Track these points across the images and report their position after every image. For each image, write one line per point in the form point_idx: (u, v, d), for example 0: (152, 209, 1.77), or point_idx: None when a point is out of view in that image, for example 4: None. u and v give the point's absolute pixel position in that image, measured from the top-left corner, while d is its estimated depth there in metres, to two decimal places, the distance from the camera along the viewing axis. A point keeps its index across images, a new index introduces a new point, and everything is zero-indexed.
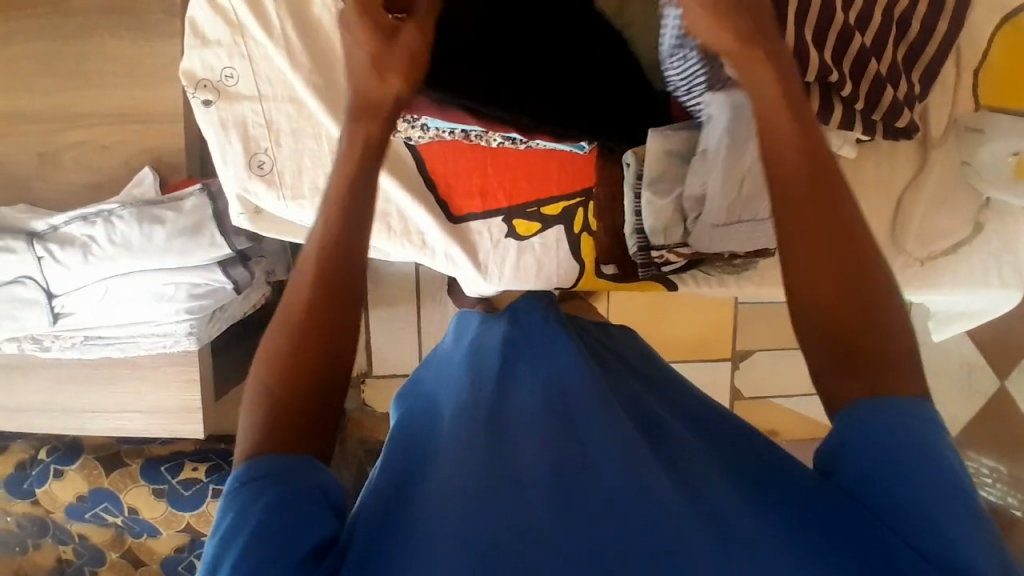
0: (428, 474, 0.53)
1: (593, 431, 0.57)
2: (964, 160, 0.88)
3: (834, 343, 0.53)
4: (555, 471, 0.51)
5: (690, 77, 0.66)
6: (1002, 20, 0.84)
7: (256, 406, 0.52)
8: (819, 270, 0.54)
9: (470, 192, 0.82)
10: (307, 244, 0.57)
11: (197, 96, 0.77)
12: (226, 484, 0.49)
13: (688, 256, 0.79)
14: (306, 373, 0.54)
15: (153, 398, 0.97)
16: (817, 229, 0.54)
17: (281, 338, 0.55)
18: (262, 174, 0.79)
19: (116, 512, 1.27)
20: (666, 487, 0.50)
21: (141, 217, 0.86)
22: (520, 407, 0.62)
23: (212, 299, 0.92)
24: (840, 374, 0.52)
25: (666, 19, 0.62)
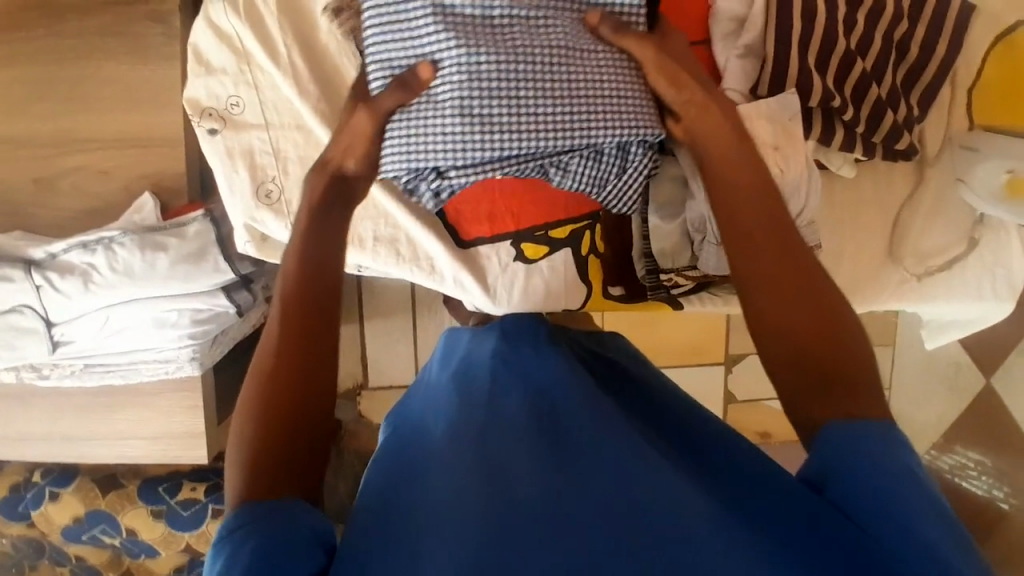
0: (426, 492, 0.54)
1: (582, 448, 0.57)
2: (959, 177, 0.91)
3: (810, 374, 0.55)
4: (550, 487, 0.52)
5: (583, 181, 0.67)
6: (996, 39, 0.89)
7: (241, 447, 0.52)
8: (783, 301, 0.57)
9: (479, 217, 0.81)
10: (275, 287, 0.57)
11: (202, 124, 0.76)
12: (216, 534, 0.47)
13: (696, 278, 0.81)
14: (288, 409, 0.53)
15: (157, 425, 0.96)
16: (783, 278, 0.57)
17: (257, 384, 0.54)
18: (270, 203, 0.77)
19: (114, 533, 1.25)
20: (661, 496, 0.51)
21: (143, 244, 0.84)
22: (516, 423, 0.62)
23: (215, 324, 0.91)
24: (808, 399, 0.55)
25: (532, 94, 0.60)
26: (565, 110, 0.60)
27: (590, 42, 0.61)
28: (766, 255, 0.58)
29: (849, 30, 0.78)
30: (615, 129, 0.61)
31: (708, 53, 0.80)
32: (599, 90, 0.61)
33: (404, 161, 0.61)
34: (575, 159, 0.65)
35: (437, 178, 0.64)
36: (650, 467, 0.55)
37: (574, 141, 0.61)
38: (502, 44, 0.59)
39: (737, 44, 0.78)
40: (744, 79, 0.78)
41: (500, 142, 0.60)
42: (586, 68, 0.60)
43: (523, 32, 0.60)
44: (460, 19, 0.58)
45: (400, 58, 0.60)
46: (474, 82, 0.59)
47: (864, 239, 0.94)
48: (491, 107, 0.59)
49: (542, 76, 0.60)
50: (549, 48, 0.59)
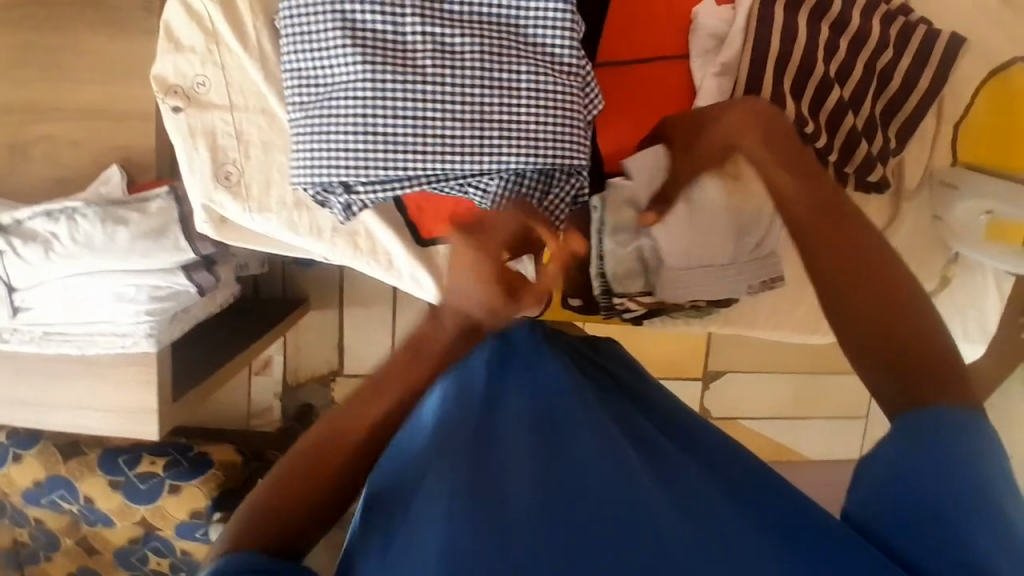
0: (416, 475, 0.55)
1: (586, 433, 0.58)
2: (936, 214, 0.90)
3: (904, 371, 0.53)
4: (540, 483, 0.53)
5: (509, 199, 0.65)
6: (989, 75, 0.88)
7: (255, 508, 0.55)
8: (866, 309, 0.55)
9: (440, 216, 0.79)
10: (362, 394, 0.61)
11: (165, 102, 0.75)
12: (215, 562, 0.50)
13: (649, 304, 0.84)
14: (309, 481, 0.57)
15: (109, 396, 0.93)
16: (866, 288, 0.56)
17: (292, 462, 0.58)
18: (229, 185, 0.76)
19: (71, 500, 1.25)
20: (656, 504, 0.54)
21: (104, 217, 0.84)
22: (503, 410, 0.60)
23: (174, 301, 0.91)
24: (899, 391, 0.53)
25: (444, 116, 0.59)
26: (479, 134, 0.60)
27: (510, 63, 0.59)
28: (838, 280, 0.57)
29: (830, 58, 0.76)
30: (534, 155, 0.61)
31: (685, 72, 0.79)
32: (517, 115, 0.60)
33: (311, 176, 0.60)
34: (497, 179, 0.64)
35: (345, 193, 0.62)
36: (644, 476, 0.56)
37: (485, 164, 0.61)
38: (409, 61, 0.58)
39: (715, 62, 0.77)
40: (718, 96, 0.76)
41: (408, 161, 0.60)
42: (504, 92, 0.59)
43: (437, 51, 0.58)
44: (367, 35, 0.57)
45: (306, 67, 0.59)
46: (383, 103, 0.58)
47: None
48: (400, 126, 0.58)
49: (455, 99, 0.59)
50: (463, 69, 0.58)
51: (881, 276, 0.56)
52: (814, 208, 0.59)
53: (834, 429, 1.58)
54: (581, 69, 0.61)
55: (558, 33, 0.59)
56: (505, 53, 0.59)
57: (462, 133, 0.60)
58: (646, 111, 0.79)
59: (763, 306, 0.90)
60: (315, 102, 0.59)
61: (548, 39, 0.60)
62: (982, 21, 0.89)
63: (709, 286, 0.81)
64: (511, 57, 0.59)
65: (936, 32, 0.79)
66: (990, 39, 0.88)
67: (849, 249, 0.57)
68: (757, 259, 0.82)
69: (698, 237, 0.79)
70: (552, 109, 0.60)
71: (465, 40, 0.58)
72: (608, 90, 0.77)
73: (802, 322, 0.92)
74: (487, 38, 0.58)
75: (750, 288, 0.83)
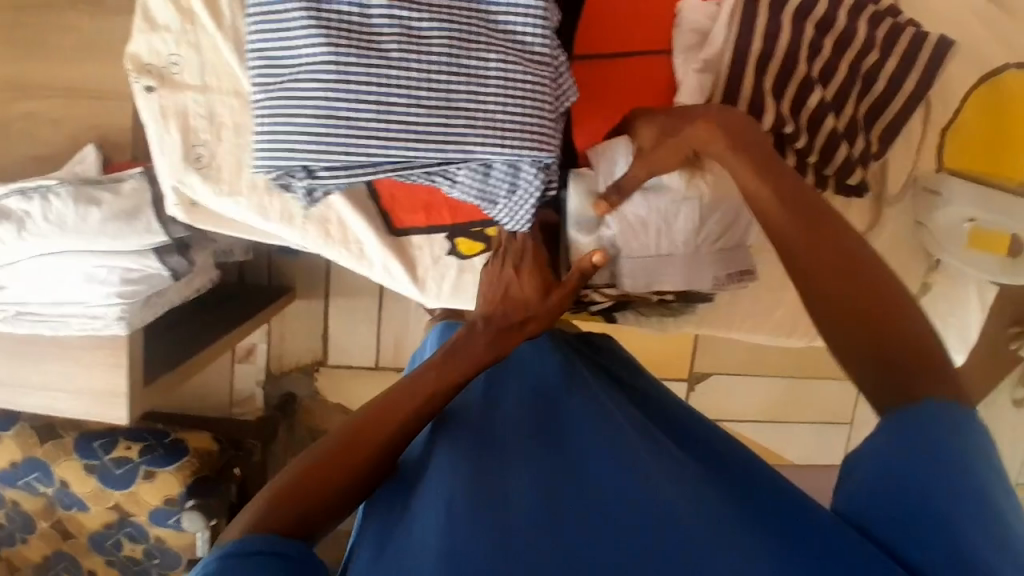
0: (428, 490, 0.58)
1: (587, 433, 0.61)
2: (918, 220, 0.89)
3: (891, 371, 0.53)
4: (542, 485, 0.55)
5: (477, 189, 0.64)
6: (977, 82, 0.87)
7: (272, 490, 0.58)
8: (849, 314, 0.56)
9: (414, 206, 0.79)
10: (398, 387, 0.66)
11: (139, 80, 0.74)
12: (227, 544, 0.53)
13: (614, 296, 0.85)
14: (328, 469, 0.60)
15: (79, 379, 0.93)
16: (845, 288, 0.56)
17: (316, 450, 0.61)
18: (199, 167, 0.75)
19: (47, 483, 1.23)
20: (658, 489, 0.55)
21: (77, 197, 0.83)
22: (511, 424, 0.63)
23: (146, 285, 0.90)
24: (890, 387, 0.53)
25: (410, 102, 0.58)
26: (445, 122, 0.59)
27: (479, 51, 0.58)
28: (834, 286, 0.56)
29: (812, 58, 0.75)
30: (502, 146, 0.60)
31: (666, 65, 0.78)
32: (485, 105, 0.59)
33: (274, 159, 0.59)
34: (465, 169, 0.63)
35: (307, 177, 0.61)
36: (646, 466, 0.58)
37: (452, 153, 0.60)
38: (375, 45, 0.56)
39: (698, 58, 0.76)
40: (699, 93, 0.76)
41: (373, 148, 0.59)
42: (472, 81, 0.58)
43: (405, 35, 0.57)
44: (332, 18, 0.56)
45: (273, 49, 0.58)
46: (347, 87, 0.56)
47: None
48: (364, 113, 0.57)
49: (421, 85, 0.58)
50: (430, 56, 0.57)
51: (867, 282, 0.56)
52: (799, 216, 0.59)
53: (819, 434, 1.58)
54: (551, 59, 0.60)
55: (530, 23, 0.58)
56: (474, 41, 0.58)
57: (428, 121, 0.59)
58: (626, 105, 0.78)
59: (740, 306, 0.90)
60: (281, 84, 0.58)
61: (518, 28, 0.59)
62: (975, 25, 0.87)
63: (672, 277, 0.81)
64: (480, 45, 0.58)
65: (925, 35, 0.76)
66: (983, 43, 0.87)
67: (837, 259, 0.57)
68: (720, 254, 0.81)
69: (652, 230, 0.79)
70: (520, 99, 0.59)
71: (433, 26, 0.57)
72: (587, 84, 0.77)
73: (779, 324, 0.91)
74: (457, 24, 0.57)
75: (713, 283, 0.82)
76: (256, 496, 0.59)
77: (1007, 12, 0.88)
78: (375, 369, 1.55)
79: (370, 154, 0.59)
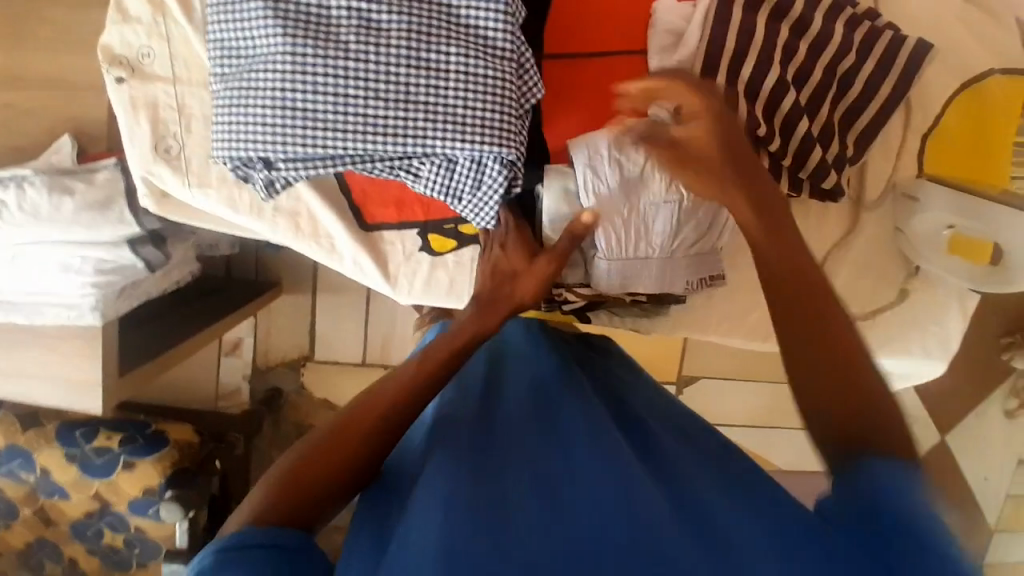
0: (422, 486, 0.56)
1: (589, 441, 0.60)
2: (898, 226, 0.88)
3: (839, 421, 0.53)
4: (540, 489, 0.54)
5: (441, 185, 0.63)
6: (959, 88, 0.86)
7: (270, 483, 0.58)
8: (807, 349, 0.56)
9: (385, 201, 0.79)
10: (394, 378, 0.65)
11: (110, 71, 0.74)
12: (229, 536, 0.52)
13: (587, 296, 0.84)
14: (327, 460, 0.59)
15: (53, 367, 0.92)
16: (807, 322, 0.56)
17: (316, 442, 0.61)
18: (169, 159, 0.75)
19: (29, 471, 1.23)
20: (662, 499, 0.53)
21: (52, 185, 0.82)
22: (510, 429, 0.62)
23: (120, 276, 0.90)
24: (833, 434, 0.54)
25: (368, 96, 0.57)
26: (404, 116, 0.58)
27: (437, 44, 0.57)
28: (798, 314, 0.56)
29: (788, 61, 0.74)
30: (462, 141, 0.59)
31: (643, 67, 0.76)
32: (444, 99, 0.58)
33: (230, 150, 0.59)
34: (427, 164, 0.63)
35: (266, 168, 0.62)
36: (648, 477, 0.56)
37: (412, 148, 0.59)
38: (332, 37, 0.56)
39: (672, 59, 0.74)
40: None
41: (331, 141, 0.58)
42: (431, 75, 0.57)
43: (362, 27, 0.56)
44: (289, 9, 0.56)
45: (232, 41, 0.58)
46: (303, 78, 0.56)
47: None
48: (320, 104, 0.57)
49: (378, 80, 0.57)
50: (388, 49, 0.56)
51: (822, 320, 0.56)
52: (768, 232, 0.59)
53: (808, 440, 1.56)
54: (513, 53, 0.59)
55: (491, 16, 0.57)
56: (432, 34, 0.57)
57: (387, 115, 0.58)
58: (599, 105, 0.76)
59: (714, 307, 0.89)
60: (240, 75, 0.58)
61: (479, 21, 0.58)
62: (959, 31, 0.86)
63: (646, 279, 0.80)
64: (438, 38, 0.57)
65: (903, 37, 0.76)
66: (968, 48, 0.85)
67: (809, 298, 0.57)
68: (695, 259, 0.81)
69: (631, 228, 0.77)
70: (481, 94, 0.58)
71: (391, 18, 0.56)
72: (561, 83, 0.75)
73: (754, 328, 0.90)
74: (415, 17, 0.57)
75: (684, 288, 0.82)
76: (254, 491, 0.58)
77: (993, 18, 0.87)
78: (362, 365, 1.54)
79: (328, 148, 0.58)
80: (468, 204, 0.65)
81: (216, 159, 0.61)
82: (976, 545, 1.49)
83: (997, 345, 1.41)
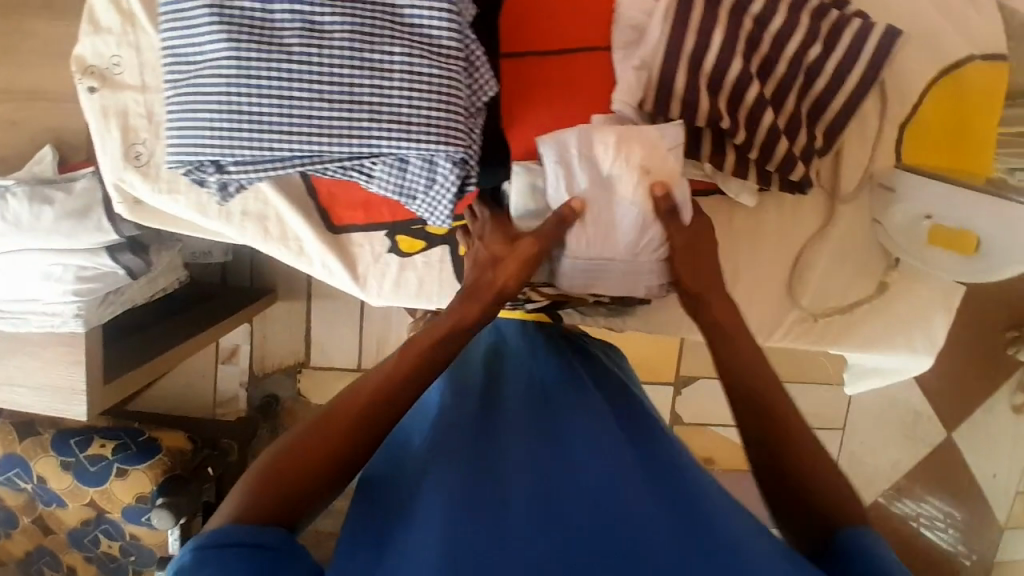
0: (426, 484, 0.60)
1: (581, 446, 0.65)
2: (875, 219, 0.86)
3: (776, 446, 0.66)
4: (539, 489, 0.59)
5: (393, 185, 0.64)
6: (948, 70, 0.83)
7: (247, 483, 0.58)
8: (751, 383, 0.70)
9: (352, 204, 0.79)
10: (372, 376, 0.66)
11: (81, 81, 0.75)
12: (210, 533, 0.53)
13: (553, 295, 0.85)
14: (304, 460, 0.60)
15: (40, 374, 0.94)
16: (749, 373, 0.71)
17: (290, 443, 0.61)
18: (139, 166, 0.77)
19: (26, 479, 1.25)
20: (644, 500, 0.58)
21: (31, 197, 0.84)
22: (509, 434, 0.67)
23: (101, 283, 0.92)
24: (771, 459, 0.66)
25: (314, 98, 0.58)
26: (350, 117, 0.59)
27: (381, 44, 0.57)
28: (744, 367, 0.71)
29: (751, 53, 0.73)
30: (408, 141, 0.59)
31: (608, 63, 0.75)
32: (390, 99, 0.59)
33: (185, 153, 0.61)
34: (380, 164, 0.63)
35: (218, 172, 0.63)
36: (631, 478, 0.60)
37: (360, 148, 0.60)
38: (277, 40, 0.57)
39: (636, 55, 0.73)
40: (634, 91, 0.73)
41: (278, 142, 0.59)
42: (376, 76, 0.58)
43: (306, 30, 0.57)
44: (233, 13, 0.57)
45: (184, 47, 0.60)
46: (248, 82, 0.57)
47: (764, 273, 0.89)
48: (266, 107, 0.58)
49: (324, 80, 0.58)
50: (333, 50, 0.57)
51: (762, 377, 0.71)
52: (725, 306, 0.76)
53: None
54: (459, 52, 0.59)
55: (436, 16, 0.57)
56: (376, 34, 0.57)
57: (333, 115, 0.59)
58: (565, 101, 0.76)
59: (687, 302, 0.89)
60: (191, 79, 0.60)
61: (423, 21, 0.58)
62: (939, 15, 0.83)
63: (610, 281, 0.79)
64: (383, 38, 0.57)
65: (872, 25, 0.74)
66: (949, 32, 0.83)
67: (750, 357, 0.72)
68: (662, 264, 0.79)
69: (596, 227, 0.75)
70: (427, 94, 0.58)
71: (334, 18, 0.57)
72: (520, 82, 0.75)
73: None
74: (359, 18, 0.57)
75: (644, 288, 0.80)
76: (232, 492, 0.58)
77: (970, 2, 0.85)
78: (357, 370, 1.55)
79: (275, 149, 0.60)
80: (423, 203, 0.65)
81: (169, 163, 0.63)
82: (987, 545, 1.44)
83: (1001, 339, 1.38)
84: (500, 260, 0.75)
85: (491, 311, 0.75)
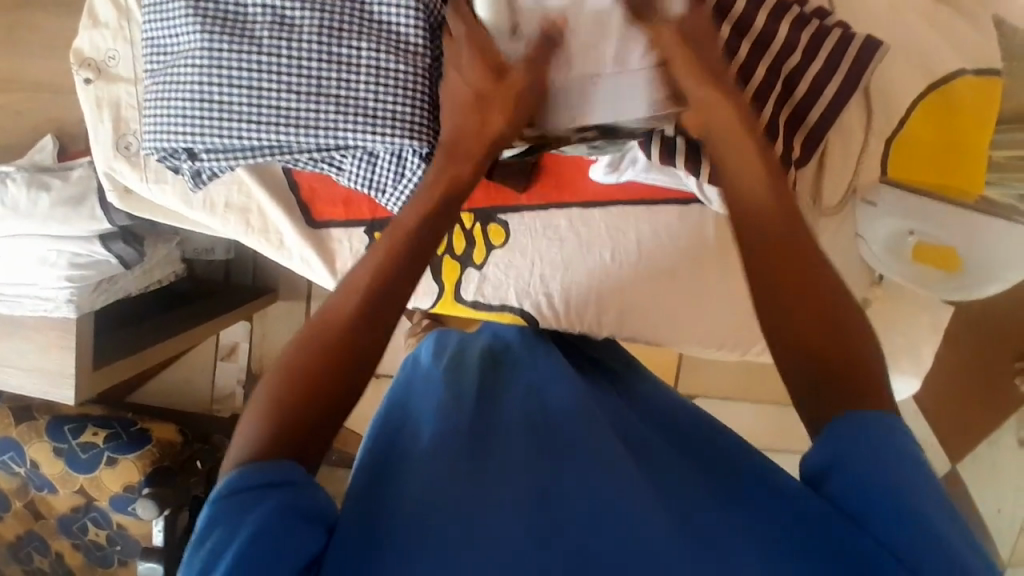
0: (409, 465, 0.53)
1: (580, 437, 0.57)
2: (859, 233, 0.85)
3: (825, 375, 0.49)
4: (535, 487, 0.51)
5: (364, 178, 0.66)
6: (942, 80, 0.81)
7: (252, 417, 0.50)
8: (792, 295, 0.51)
9: (333, 200, 0.81)
10: (370, 254, 0.55)
11: (79, 73, 0.79)
12: (225, 485, 0.46)
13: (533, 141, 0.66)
14: (310, 378, 0.51)
15: (34, 357, 0.95)
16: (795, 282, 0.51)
17: (296, 351, 0.52)
18: (128, 156, 0.80)
19: (20, 463, 1.28)
20: (645, 499, 0.51)
21: (30, 182, 0.88)
22: (503, 425, 0.60)
23: (95, 271, 0.94)
24: (815, 393, 0.49)
25: (281, 91, 0.60)
26: (316, 108, 0.60)
27: (349, 39, 0.59)
28: (779, 286, 0.51)
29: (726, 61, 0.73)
30: (372, 133, 0.60)
31: None
32: (355, 91, 0.60)
33: (159, 140, 0.64)
34: (350, 157, 0.65)
35: (191, 159, 0.66)
36: (632, 476, 0.53)
37: (325, 140, 0.62)
38: (248, 34, 0.60)
39: None
40: None
41: (246, 132, 0.61)
42: (342, 70, 0.60)
43: (277, 24, 0.59)
44: (209, 9, 0.60)
45: (163, 40, 0.63)
46: (218, 72, 0.60)
47: None
48: (234, 96, 0.60)
49: (292, 74, 0.60)
50: (301, 42, 0.59)
51: (807, 273, 0.52)
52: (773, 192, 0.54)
53: None
54: (426, 48, 0.60)
55: (402, 13, 0.59)
56: (343, 29, 0.59)
57: (300, 105, 0.60)
58: None
59: (663, 299, 0.85)
60: (167, 69, 0.63)
61: (391, 17, 0.59)
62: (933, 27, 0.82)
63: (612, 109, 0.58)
64: (348, 33, 0.59)
65: (852, 35, 0.74)
66: (941, 44, 0.81)
67: (791, 257, 0.52)
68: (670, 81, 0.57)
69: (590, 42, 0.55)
70: (391, 87, 0.60)
71: (304, 14, 0.59)
72: None
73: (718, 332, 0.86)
74: (328, 13, 0.59)
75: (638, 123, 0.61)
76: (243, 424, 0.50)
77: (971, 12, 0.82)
78: None
79: (245, 141, 0.62)
80: (391, 197, 0.67)
81: (146, 149, 0.66)
82: None
83: (1008, 370, 1.24)
84: (486, 99, 0.56)
85: (485, 162, 0.58)
